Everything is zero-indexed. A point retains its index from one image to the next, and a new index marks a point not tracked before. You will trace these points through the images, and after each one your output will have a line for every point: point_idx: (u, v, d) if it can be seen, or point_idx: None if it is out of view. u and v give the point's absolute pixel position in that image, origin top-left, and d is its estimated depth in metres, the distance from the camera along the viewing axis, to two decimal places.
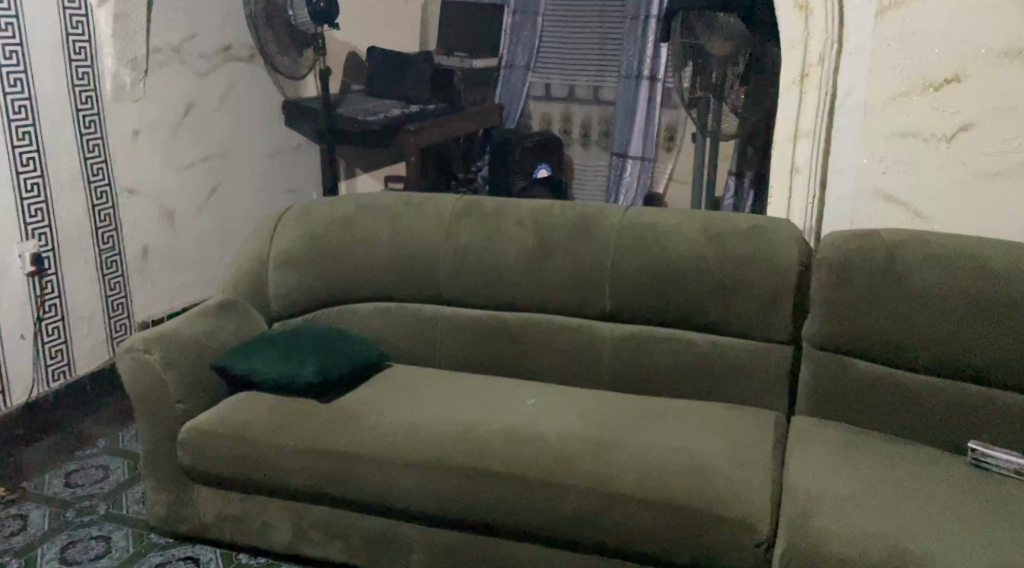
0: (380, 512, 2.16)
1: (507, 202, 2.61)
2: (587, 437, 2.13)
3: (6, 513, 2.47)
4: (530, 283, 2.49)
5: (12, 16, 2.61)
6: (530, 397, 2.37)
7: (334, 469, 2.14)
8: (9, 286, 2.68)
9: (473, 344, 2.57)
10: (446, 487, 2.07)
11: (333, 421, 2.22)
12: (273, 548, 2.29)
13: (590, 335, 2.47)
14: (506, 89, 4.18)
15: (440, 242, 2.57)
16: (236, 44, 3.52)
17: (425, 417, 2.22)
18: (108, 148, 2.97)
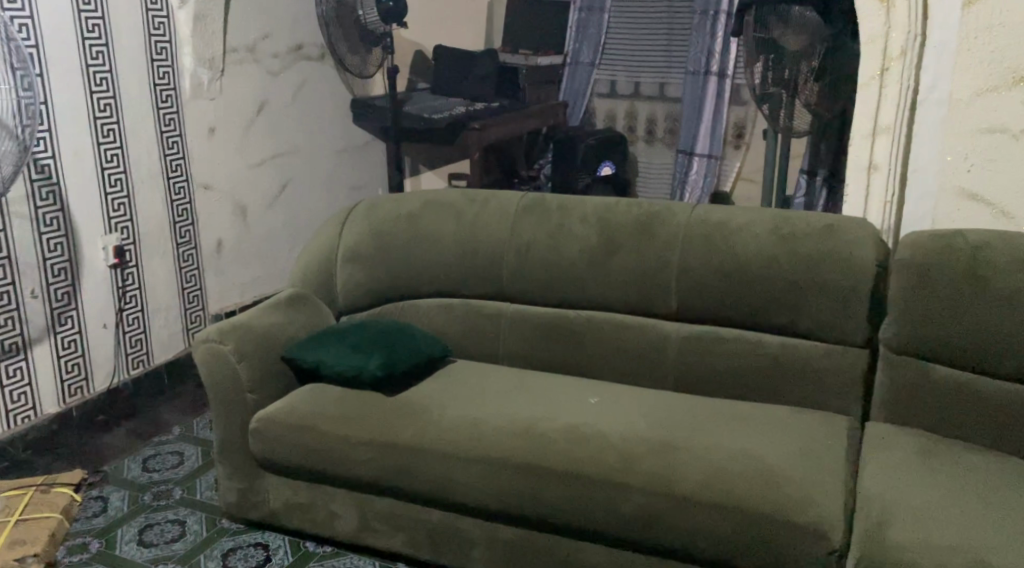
0: (442, 506, 2.17)
1: (571, 199, 2.59)
2: (651, 438, 2.10)
3: (88, 495, 2.56)
4: (596, 280, 2.47)
5: (98, 16, 2.72)
6: (594, 396, 2.35)
7: (398, 461, 2.16)
8: (94, 276, 2.80)
9: (536, 342, 2.57)
10: (508, 483, 2.07)
11: (398, 414, 2.24)
12: (339, 537, 2.32)
13: (654, 335, 2.44)
14: (570, 88, 4.13)
15: (505, 239, 2.57)
16: (307, 43, 3.60)
17: (488, 413, 2.23)
18: (186, 145, 3.07)
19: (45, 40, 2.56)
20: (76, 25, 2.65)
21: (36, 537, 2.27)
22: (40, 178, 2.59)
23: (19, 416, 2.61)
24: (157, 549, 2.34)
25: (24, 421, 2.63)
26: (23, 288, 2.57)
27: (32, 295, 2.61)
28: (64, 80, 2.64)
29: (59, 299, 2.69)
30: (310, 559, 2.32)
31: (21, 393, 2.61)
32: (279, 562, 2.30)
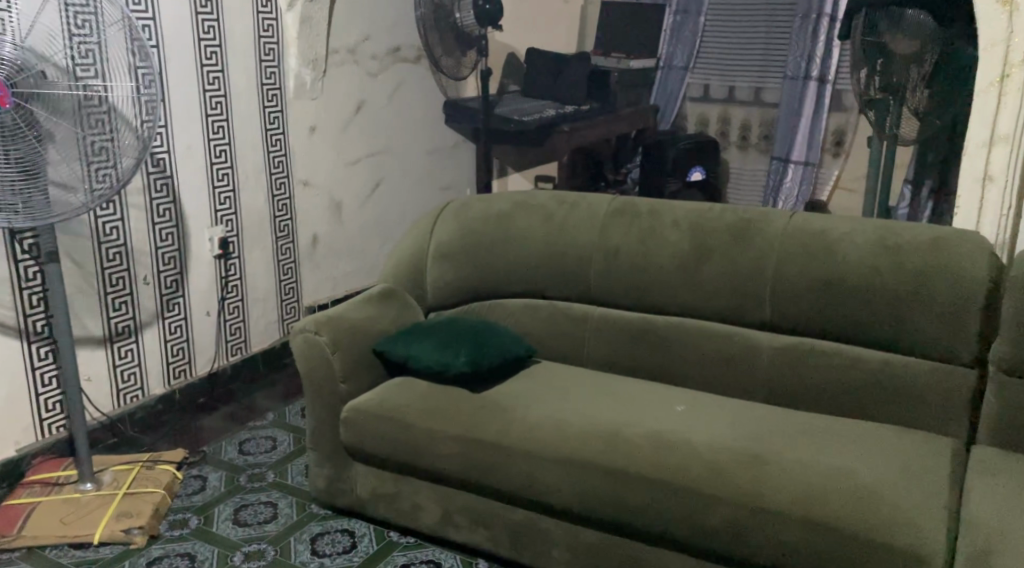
0: (522, 505, 2.06)
1: (666, 202, 2.44)
2: (744, 449, 1.94)
3: (188, 473, 2.56)
4: (691, 284, 2.32)
5: (213, 19, 2.85)
6: (682, 404, 2.18)
7: (480, 459, 2.06)
8: (200, 266, 2.94)
9: (627, 345, 2.42)
10: (592, 487, 1.95)
11: (480, 410, 2.15)
12: (421, 529, 2.24)
13: (747, 344, 2.28)
14: (662, 91, 3.98)
15: (594, 239, 2.44)
16: (405, 46, 3.68)
17: (573, 415, 2.10)
18: (288, 142, 3.19)
19: (164, 40, 2.70)
20: (194, 27, 2.79)
21: (141, 510, 2.28)
22: (155, 171, 2.73)
23: (127, 394, 2.76)
24: (249, 529, 2.30)
25: (132, 399, 2.78)
26: (136, 274, 2.72)
27: (144, 281, 2.75)
28: (181, 78, 2.77)
29: (167, 286, 2.84)
30: (394, 549, 2.24)
31: (131, 372, 2.76)
32: (364, 549, 2.23)
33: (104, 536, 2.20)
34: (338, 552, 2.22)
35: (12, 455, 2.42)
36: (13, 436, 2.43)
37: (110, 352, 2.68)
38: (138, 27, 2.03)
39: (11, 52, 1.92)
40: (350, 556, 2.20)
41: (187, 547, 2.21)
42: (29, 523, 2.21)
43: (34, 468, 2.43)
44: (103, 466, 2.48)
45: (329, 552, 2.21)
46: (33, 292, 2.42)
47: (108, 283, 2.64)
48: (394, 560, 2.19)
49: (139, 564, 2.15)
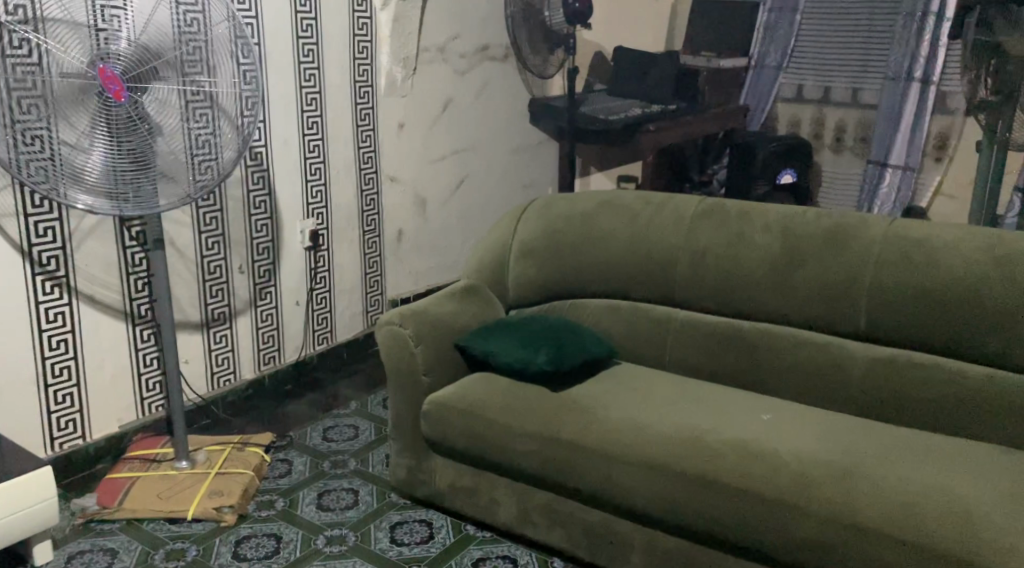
0: (599, 506, 2.06)
1: (757, 205, 2.37)
2: (832, 462, 1.89)
3: (275, 457, 2.64)
4: (780, 290, 2.25)
5: (312, 17, 2.93)
6: (768, 413, 2.13)
7: (560, 458, 2.07)
8: (292, 257, 3.03)
9: (711, 350, 2.36)
10: (672, 493, 1.93)
11: (561, 409, 2.14)
12: (498, 524, 2.26)
13: (839, 353, 2.21)
14: (753, 91, 3.71)
15: (681, 241, 2.39)
16: (493, 44, 3.72)
17: (655, 418, 2.08)
18: (378, 138, 3.27)
19: (265, 39, 2.79)
20: (293, 25, 2.87)
21: (232, 490, 2.36)
22: (254, 164, 2.83)
23: (221, 378, 2.87)
24: (331, 514, 2.36)
25: (225, 382, 2.89)
26: (233, 263, 2.83)
27: (240, 270, 2.86)
28: (280, 75, 2.86)
29: (261, 275, 2.94)
30: (470, 542, 2.27)
31: (225, 356, 2.87)
32: (441, 541, 2.27)
33: (198, 513, 2.29)
34: (416, 541, 2.26)
35: (115, 431, 2.55)
36: (116, 412, 2.56)
37: (207, 337, 2.79)
38: (242, 25, 2.16)
39: (127, 49, 2.04)
40: (427, 546, 2.24)
41: (274, 528, 2.29)
42: (129, 497, 2.32)
43: (135, 444, 2.55)
44: (198, 446, 2.59)
45: (408, 541, 2.26)
46: (138, 277, 2.53)
47: (207, 271, 2.75)
48: (471, 554, 2.22)
49: (229, 542, 2.23)
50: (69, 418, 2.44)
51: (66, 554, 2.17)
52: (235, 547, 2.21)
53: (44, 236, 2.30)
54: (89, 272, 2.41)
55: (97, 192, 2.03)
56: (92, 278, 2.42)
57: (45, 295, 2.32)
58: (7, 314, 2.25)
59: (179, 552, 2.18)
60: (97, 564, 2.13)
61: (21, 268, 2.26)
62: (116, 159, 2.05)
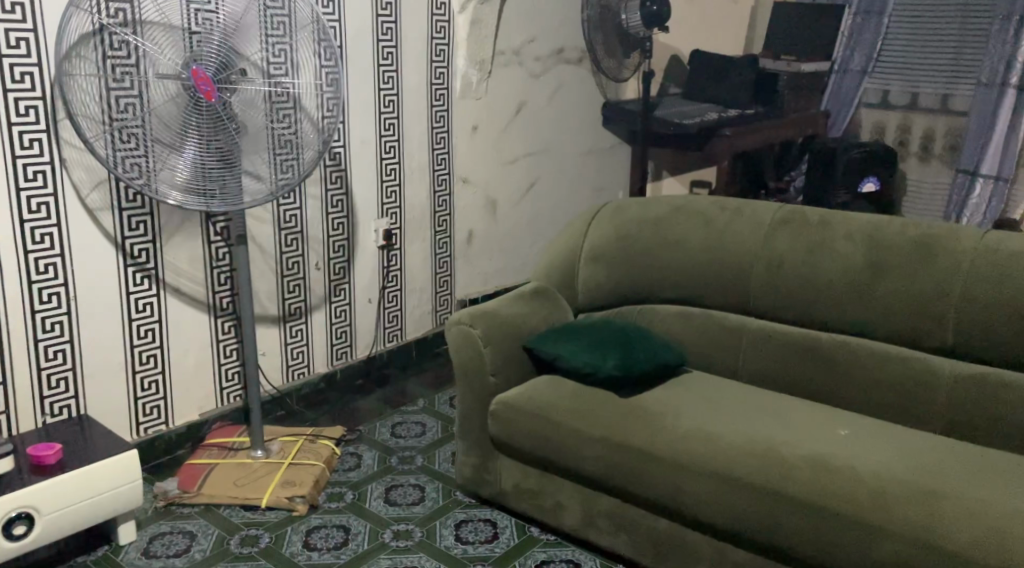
0: (666, 514, 2.05)
1: (838, 213, 2.32)
2: (910, 481, 1.84)
3: (345, 450, 2.70)
4: (859, 300, 2.20)
5: (392, 21, 2.98)
6: (845, 427, 2.08)
7: (628, 465, 2.06)
8: (365, 255, 3.09)
9: (785, 360, 2.33)
10: (743, 505, 1.91)
11: (631, 416, 2.13)
12: (563, 528, 2.26)
13: (920, 368, 2.15)
14: (835, 96, 3.77)
15: (758, 249, 2.36)
16: (568, 47, 3.73)
17: (726, 428, 2.05)
18: (451, 140, 3.31)
19: (347, 41, 2.85)
20: (374, 28, 2.93)
21: (304, 480, 2.42)
22: (332, 164, 2.89)
23: (296, 371, 2.94)
24: (398, 509, 2.40)
25: (299, 375, 2.95)
26: (309, 260, 2.90)
27: (316, 267, 2.93)
28: (360, 77, 2.92)
29: (336, 272, 3.00)
30: (534, 544, 2.28)
31: (300, 351, 2.93)
32: (506, 541, 2.28)
33: (271, 501, 2.35)
34: (481, 540, 2.28)
35: (196, 419, 2.64)
36: (197, 401, 2.64)
37: (283, 330, 2.86)
38: (326, 27, 2.21)
39: (217, 51, 2.10)
40: (492, 545, 2.26)
41: (343, 520, 2.34)
42: (207, 483, 2.40)
43: (214, 432, 2.63)
44: (273, 436, 2.66)
45: (473, 540, 2.28)
46: (220, 271, 2.62)
47: (285, 267, 2.82)
48: (535, 555, 2.23)
49: (300, 531, 2.28)
50: (153, 405, 2.53)
51: (148, 535, 2.25)
52: (306, 536, 2.26)
53: (136, 230, 2.39)
54: (176, 265, 2.50)
55: (186, 188, 2.11)
56: (179, 271, 2.51)
57: (135, 286, 2.42)
58: (101, 302, 2.35)
59: (253, 538, 2.24)
60: (176, 546, 2.21)
61: (113, 260, 2.36)
62: (204, 157, 2.12)
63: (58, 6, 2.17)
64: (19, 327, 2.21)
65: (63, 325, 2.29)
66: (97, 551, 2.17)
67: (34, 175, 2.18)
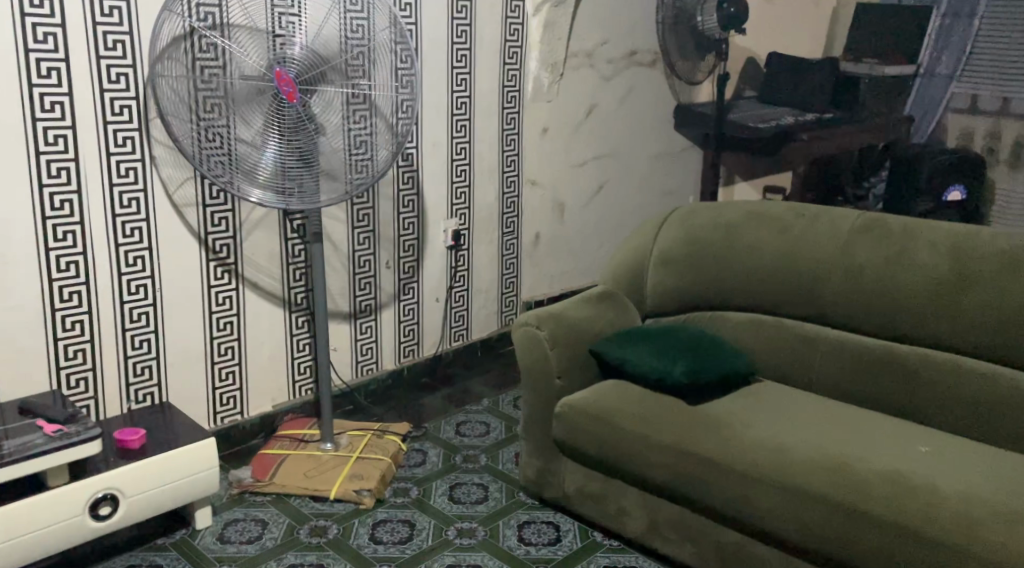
0: (733, 525, 2.02)
1: (922, 222, 2.25)
2: (997, 503, 1.78)
3: (411, 447, 2.73)
4: (941, 313, 2.14)
5: (466, 24, 3.01)
6: (924, 444, 2.02)
7: (695, 473, 2.04)
8: (434, 255, 3.12)
9: (861, 372, 2.27)
10: (816, 519, 1.87)
11: (700, 423, 2.11)
12: (626, 534, 2.25)
13: (1005, 386, 2.07)
14: (920, 101, 3.42)
15: (835, 256, 2.31)
16: (641, 49, 3.71)
17: (798, 440, 2.01)
18: (522, 142, 3.33)
19: (423, 43, 2.89)
20: (449, 31, 2.96)
21: (371, 474, 2.46)
22: (405, 165, 2.93)
23: (364, 367, 2.99)
24: (462, 507, 2.42)
25: (367, 371, 3.00)
26: (380, 258, 2.94)
27: (387, 265, 2.97)
28: (434, 78, 2.95)
29: (405, 271, 3.04)
30: (597, 549, 2.27)
31: (369, 347, 2.98)
32: (568, 544, 2.28)
33: (339, 493, 2.39)
34: (544, 542, 2.28)
35: (269, 410, 2.70)
36: (271, 392, 2.70)
37: (353, 327, 2.91)
38: (403, 30, 2.27)
39: (300, 53, 2.16)
40: (554, 548, 2.26)
41: (408, 515, 2.36)
42: (279, 473, 2.45)
43: (285, 424, 2.69)
44: (341, 430, 2.70)
45: (536, 541, 2.28)
46: (296, 267, 2.67)
47: (357, 264, 2.87)
48: (598, 560, 2.22)
49: (366, 524, 2.32)
50: (230, 395, 2.60)
51: (224, 520, 2.31)
52: (372, 529, 2.30)
53: (218, 225, 2.46)
54: (255, 261, 2.57)
55: (266, 187, 2.16)
56: (257, 266, 2.57)
57: (216, 280, 2.49)
58: (184, 294, 2.43)
59: (321, 529, 2.28)
60: (249, 533, 2.26)
61: (198, 254, 2.44)
62: (285, 157, 2.17)
63: (153, 9, 2.25)
64: (108, 316, 2.30)
65: (148, 315, 2.37)
66: (175, 533, 2.24)
67: (126, 172, 2.26)
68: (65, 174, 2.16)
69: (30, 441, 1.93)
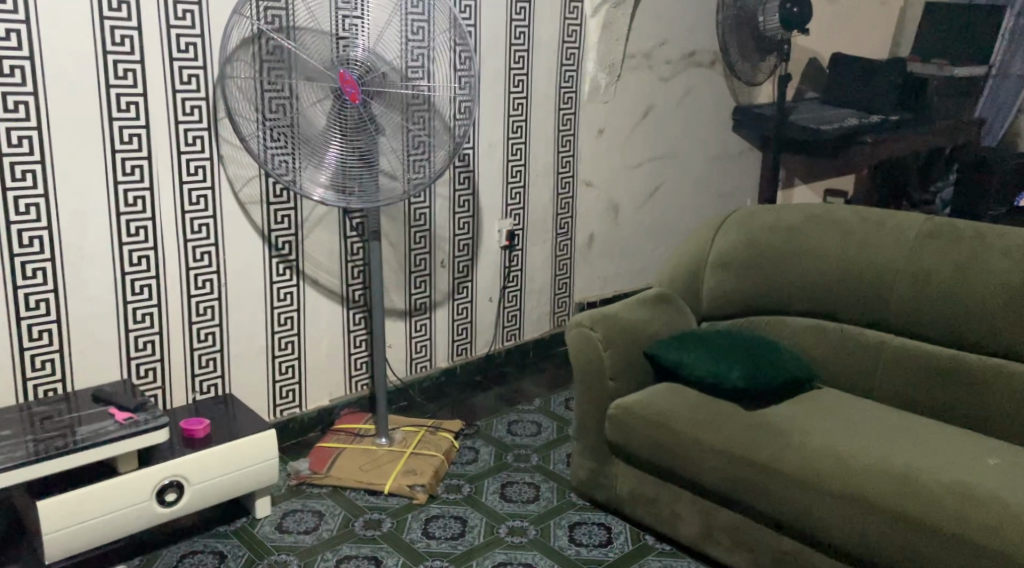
0: (790, 533, 1.99)
1: (993, 227, 2.20)
2: None
3: (463, 444, 2.75)
4: (1012, 322, 2.08)
5: (525, 25, 3.02)
6: (992, 456, 1.97)
7: (752, 479, 2.01)
8: (488, 255, 3.14)
9: (924, 380, 2.23)
10: (877, 530, 1.84)
11: (757, 429, 2.08)
12: (679, 538, 2.24)
13: None
14: (991, 101, 3.39)
15: (901, 262, 2.26)
16: (700, 50, 3.68)
17: (860, 448, 1.98)
18: (577, 143, 3.32)
19: (482, 45, 2.91)
20: (508, 32, 2.97)
21: (424, 470, 2.49)
22: (461, 166, 2.95)
23: (418, 364, 3.01)
24: (514, 505, 2.43)
25: (421, 368, 3.03)
26: (436, 257, 2.97)
27: (442, 264, 2.99)
28: (492, 79, 2.97)
29: (460, 271, 3.06)
30: (648, 552, 2.26)
31: (423, 344, 3.01)
32: (620, 547, 2.27)
33: (393, 488, 2.42)
34: (595, 544, 2.28)
35: (326, 404, 2.74)
36: (328, 387, 2.75)
37: (409, 325, 2.94)
38: (463, 31, 2.27)
39: (362, 54, 2.18)
40: (606, 550, 2.26)
41: (460, 511, 2.38)
42: (335, 466, 2.50)
43: (341, 418, 2.73)
44: (395, 426, 2.73)
45: (587, 542, 2.28)
46: (355, 264, 2.71)
47: (413, 263, 2.90)
48: (649, 564, 2.21)
49: (419, 518, 2.34)
50: (289, 388, 2.65)
51: (282, 510, 2.36)
52: (425, 524, 2.32)
53: (281, 223, 2.51)
54: (316, 258, 2.61)
55: (328, 187, 2.20)
56: (318, 263, 2.62)
57: (278, 276, 2.54)
58: (247, 290, 2.49)
59: (376, 522, 2.31)
60: (307, 523, 2.30)
61: (261, 251, 2.49)
62: (346, 157, 2.21)
63: (224, 11, 2.30)
64: (175, 310, 2.36)
65: (213, 309, 2.43)
66: (236, 522, 2.30)
67: (195, 171, 2.32)
68: (139, 173, 2.23)
69: (102, 427, 1.99)
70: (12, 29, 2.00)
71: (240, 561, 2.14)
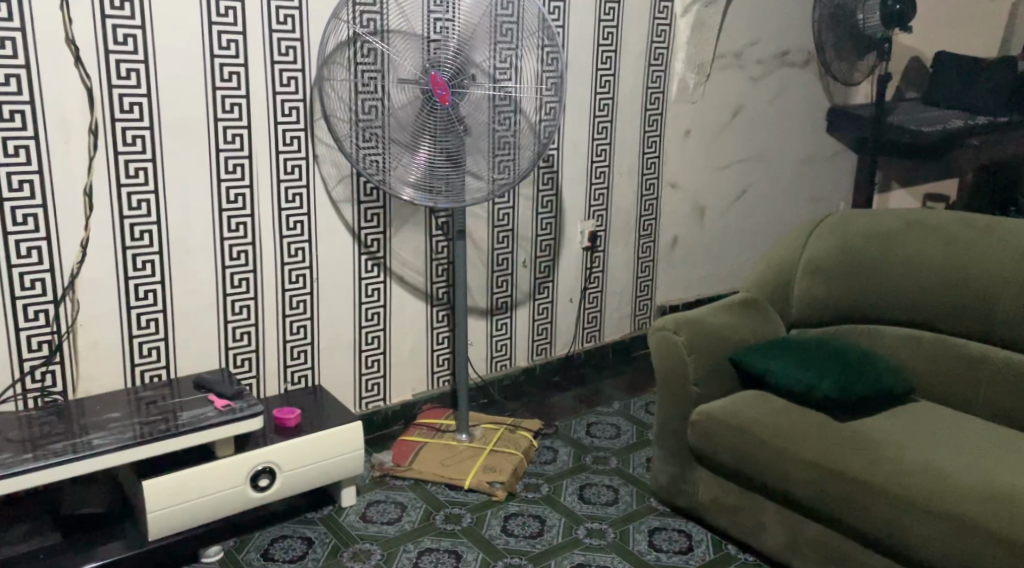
0: (883, 550, 1.93)
1: None
2: None
3: (542, 443, 2.75)
4: None
5: (613, 25, 3.01)
6: None
7: (843, 493, 1.96)
8: (571, 255, 3.14)
9: None
10: (979, 552, 1.76)
11: (850, 441, 2.02)
12: (762, 549, 2.19)
13: None
14: None
15: (1009, 272, 2.16)
16: (793, 50, 3.61)
17: (961, 466, 1.90)
18: (663, 144, 3.29)
19: (570, 45, 2.91)
20: (596, 32, 2.97)
21: (504, 467, 2.50)
22: (546, 166, 2.96)
23: (499, 363, 3.03)
24: (593, 507, 2.42)
25: (502, 367, 3.05)
26: (518, 257, 2.98)
27: (524, 264, 3.01)
28: (580, 80, 2.97)
29: (543, 271, 3.07)
30: (730, 562, 2.22)
31: (504, 343, 3.02)
32: (701, 554, 2.24)
33: (473, 484, 2.44)
34: (676, 551, 2.25)
35: (409, 398, 2.78)
36: (411, 383, 2.79)
37: (490, 323, 2.97)
38: (552, 32, 2.26)
39: (451, 56, 2.21)
40: (686, 557, 2.23)
41: (539, 511, 2.38)
42: (418, 460, 2.53)
43: (423, 413, 2.77)
44: (476, 423, 2.76)
45: (667, 549, 2.25)
46: (439, 262, 2.75)
47: (496, 263, 2.92)
48: None
49: (499, 516, 2.35)
50: (374, 381, 2.70)
51: (365, 501, 2.40)
52: (504, 522, 2.33)
53: (370, 221, 2.56)
54: (402, 256, 2.65)
55: (416, 186, 2.24)
56: (404, 261, 2.66)
57: (366, 273, 2.59)
58: (337, 286, 2.54)
59: (456, 517, 2.34)
60: (389, 514, 2.34)
61: (351, 248, 2.55)
62: (434, 158, 2.24)
63: (322, 13, 2.36)
64: (269, 303, 2.43)
65: (305, 304, 2.49)
66: (322, 510, 2.35)
67: (292, 170, 2.38)
68: (240, 171, 2.30)
69: (202, 413, 2.07)
70: (128, 33, 2.09)
71: (326, 549, 2.19)
